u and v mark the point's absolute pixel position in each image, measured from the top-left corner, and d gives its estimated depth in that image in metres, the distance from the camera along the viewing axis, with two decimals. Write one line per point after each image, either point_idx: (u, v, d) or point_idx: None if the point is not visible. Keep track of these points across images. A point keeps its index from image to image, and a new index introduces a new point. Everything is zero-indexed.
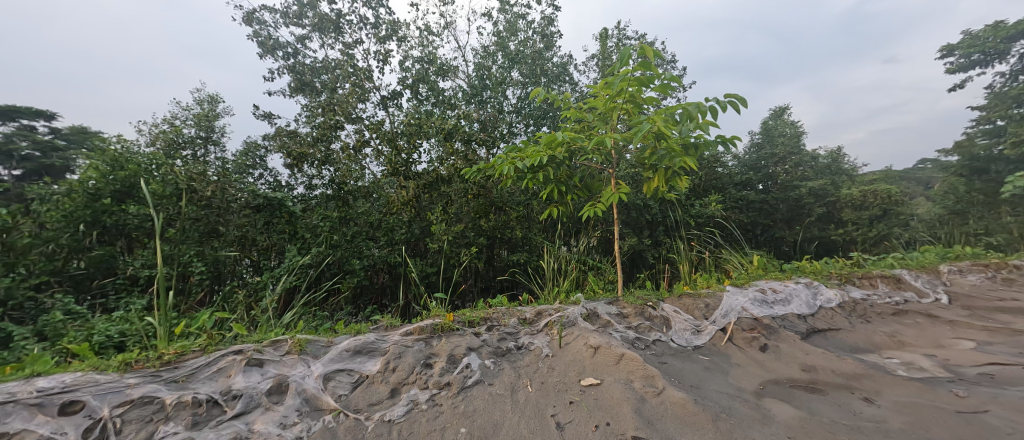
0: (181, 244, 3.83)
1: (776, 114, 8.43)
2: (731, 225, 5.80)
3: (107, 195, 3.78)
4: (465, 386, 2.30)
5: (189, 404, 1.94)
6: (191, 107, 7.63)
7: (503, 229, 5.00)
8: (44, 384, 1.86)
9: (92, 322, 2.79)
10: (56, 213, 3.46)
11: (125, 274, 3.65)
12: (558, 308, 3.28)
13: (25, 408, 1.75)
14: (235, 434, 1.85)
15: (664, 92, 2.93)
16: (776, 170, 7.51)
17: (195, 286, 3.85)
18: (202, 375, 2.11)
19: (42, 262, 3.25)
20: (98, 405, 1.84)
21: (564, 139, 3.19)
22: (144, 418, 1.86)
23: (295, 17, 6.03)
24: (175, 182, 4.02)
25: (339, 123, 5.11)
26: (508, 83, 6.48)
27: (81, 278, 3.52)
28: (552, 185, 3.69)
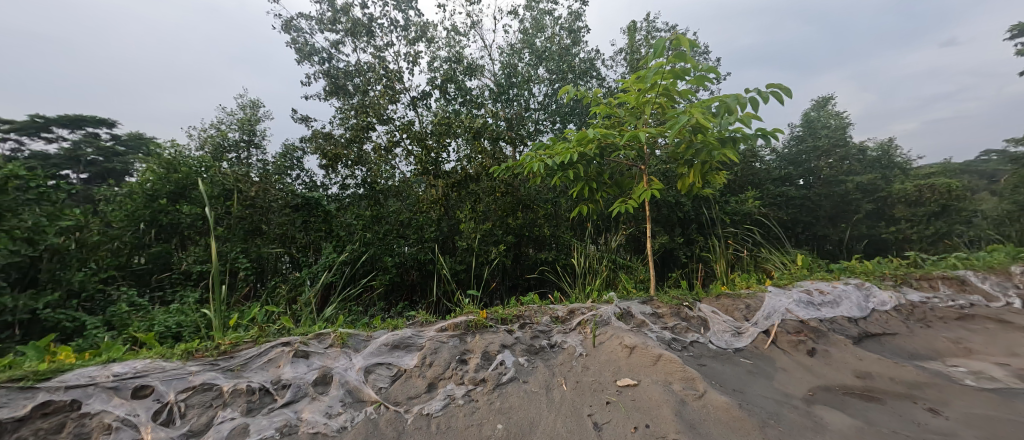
0: (228, 243, 4.10)
1: (819, 104, 8.02)
2: (771, 222, 5.56)
3: (163, 195, 4.06)
4: (500, 383, 2.33)
5: (244, 392, 2.05)
6: (235, 113, 8.04)
7: (531, 227, 5.01)
8: (119, 369, 2.00)
9: (153, 314, 2.99)
10: (122, 213, 3.80)
11: (179, 269, 3.87)
12: (590, 307, 3.25)
13: (103, 391, 1.89)
14: (286, 423, 1.94)
15: (700, 85, 2.84)
16: (820, 163, 7.26)
17: (241, 281, 4.01)
18: (254, 364, 2.24)
19: (109, 258, 3.51)
20: (165, 390, 1.98)
21: (595, 137, 3.17)
22: (205, 403, 1.99)
23: (329, 23, 6.22)
24: (223, 183, 4.33)
25: (371, 124, 5.27)
26: (534, 81, 6.45)
27: (143, 272, 3.82)
28: (582, 182, 3.67)
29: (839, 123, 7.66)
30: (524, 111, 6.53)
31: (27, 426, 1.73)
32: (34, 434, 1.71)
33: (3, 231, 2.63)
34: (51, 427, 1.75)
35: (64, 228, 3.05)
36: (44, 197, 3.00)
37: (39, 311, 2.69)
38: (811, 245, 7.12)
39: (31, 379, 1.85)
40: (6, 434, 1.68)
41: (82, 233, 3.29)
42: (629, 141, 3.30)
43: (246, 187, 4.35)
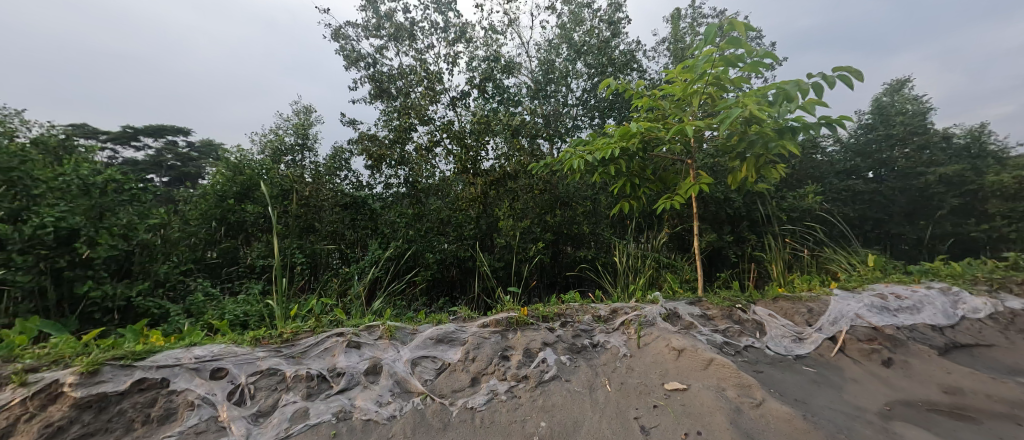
0: (287, 239, 4.39)
1: (892, 89, 7.34)
2: (837, 219, 5.15)
3: (231, 196, 4.45)
4: (543, 380, 2.32)
5: (304, 377, 2.17)
6: (291, 118, 8.55)
7: (570, 224, 4.93)
8: (199, 352, 2.17)
9: (224, 303, 3.24)
10: (197, 212, 4.20)
11: (245, 263, 4.15)
12: (634, 306, 3.15)
13: (186, 371, 2.05)
14: (341, 408, 2.02)
15: (754, 72, 2.67)
16: (895, 154, 6.72)
17: (298, 274, 4.22)
18: (313, 352, 2.36)
19: (188, 252, 3.84)
20: (237, 373, 2.12)
21: (638, 131, 3.06)
22: (271, 387, 2.12)
23: (373, 29, 6.40)
24: (281, 184, 4.66)
25: (413, 125, 5.40)
26: (573, 76, 6.28)
27: (215, 266, 4.09)
28: (625, 178, 3.56)
29: (917, 109, 6.92)
30: (562, 107, 6.37)
31: (127, 399, 1.89)
32: (133, 408, 1.87)
33: (104, 228, 3.02)
34: (146, 401, 1.91)
35: (153, 226, 3.42)
36: (135, 197, 3.45)
37: (132, 299, 3.00)
38: (883, 243, 6.65)
39: (130, 359, 2.00)
40: (111, 406, 1.86)
41: (166, 229, 3.60)
42: (674, 135, 3.16)
43: (301, 187, 4.64)
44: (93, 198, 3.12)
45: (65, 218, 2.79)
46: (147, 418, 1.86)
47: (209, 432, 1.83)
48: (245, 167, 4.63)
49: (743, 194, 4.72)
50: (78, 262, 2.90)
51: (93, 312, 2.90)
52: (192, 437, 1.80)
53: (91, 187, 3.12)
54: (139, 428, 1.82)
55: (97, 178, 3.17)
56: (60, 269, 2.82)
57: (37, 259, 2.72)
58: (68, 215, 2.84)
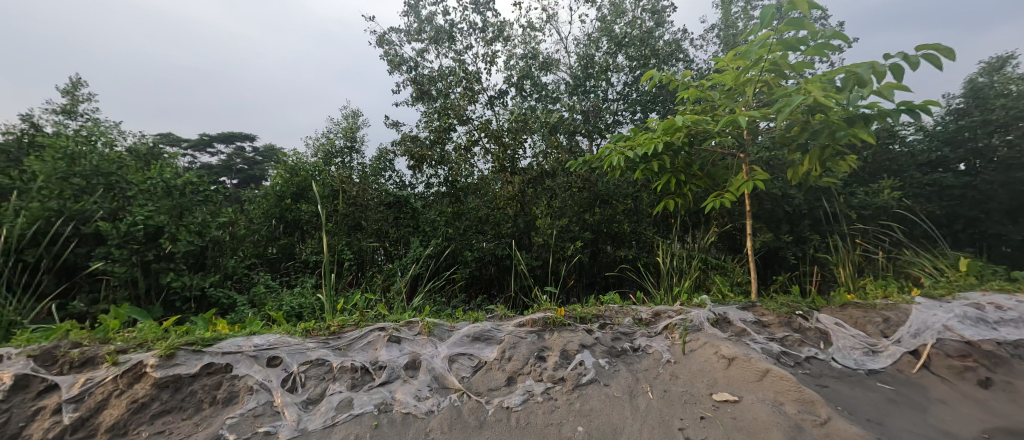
0: (336, 237, 4.51)
1: (990, 69, 5.86)
2: (922, 220, 4.61)
3: (289, 196, 4.74)
4: (581, 383, 2.23)
5: (349, 369, 2.20)
6: (340, 122, 8.92)
7: (610, 223, 4.73)
8: (258, 340, 2.26)
9: (282, 295, 3.45)
10: (260, 210, 4.53)
11: (300, 259, 4.31)
12: (679, 310, 2.97)
13: (246, 357, 2.14)
14: (382, 400, 2.03)
15: (819, 55, 2.42)
16: (994, 141, 5.34)
17: (346, 270, 4.32)
18: (357, 345, 2.39)
19: (252, 248, 4.13)
20: (290, 362, 2.19)
21: (685, 124, 2.88)
22: (319, 376, 2.16)
23: (415, 33, 6.48)
24: (331, 184, 4.87)
25: (453, 125, 5.44)
26: (614, 69, 6.00)
27: (275, 258, 4.35)
28: (669, 175, 3.36)
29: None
30: (603, 102, 6.05)
31: (197, 381, 2.00)
32: (202, 389, 1.98)
33: (182, 225, 3.41)
34: (213, 384, 2.01)
35: (222, 224, 3.74)
36: (209, 198, 3.90)
37: (207, 289, 3.33)
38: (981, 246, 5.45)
39: (201, 344, 2.14)
40: (184, 386, 1.98)
41: (233, 226, 3.94)
42: (725, 127, 2.94)
43: (349, 187, 4.84)
44: (174, 199, 3.52)
45: (153, 217, 3.22)
46: (214, 399, 1.96)
47: (264, 416, 1.90)
48: (299, 170, 4.90)
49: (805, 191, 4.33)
50: (162, 255, 3.31)
51: (174, 299, 3.28)
52: (250, 420, 1.88)
53: (172, 189, 3.56)
54: (207, 408, 1.92)
55: (177, 181, 3.61)
56: (148, 262, 3.24)
57: (130, 253, 3.16)
58: (155, 214, 3.28)
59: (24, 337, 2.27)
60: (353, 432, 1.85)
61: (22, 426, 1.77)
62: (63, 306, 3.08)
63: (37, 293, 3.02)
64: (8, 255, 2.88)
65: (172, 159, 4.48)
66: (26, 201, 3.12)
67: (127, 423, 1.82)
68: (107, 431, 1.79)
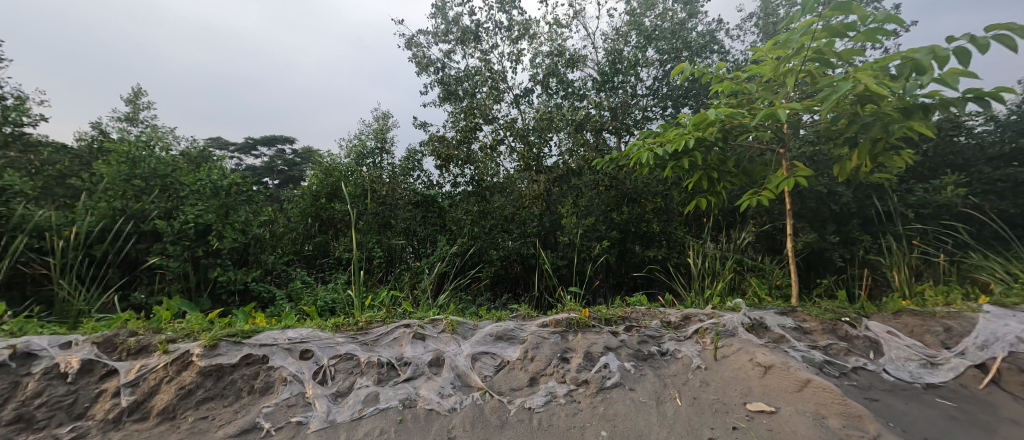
0: (366, 234, 4.57)
1: None
2: (992, 219, 4.18)
3: (323, 195, 4.78)
4: (604, 386, 2.14)
5: (375, 364, 2.21)
6: (372, 124, 9.12)
7: (638, 222, 4.58)
8: (293, 335, 2.35)
9: (318, 291, 3.60)
10: (298, 210, 4.58)
11: (334, 256, 4.42)
12: (711, 313, 2.83)
13: (282, 350, 2.21)
14: (407, 396, 2.02)
15: (871, 41, 2.24)
16: None
17: (376, 267, 4.38)
18: (383, 341, 2.40)
19: (290, 246, 4.34)
20: (321, 355, 2.23)
21: (718, 118, 2.74)
22: (348, 370, 2.18)
23: (442, 35, 6.51)
24: (363, 184, 4.96)
25: (479, 125, 5.48)
26: (643, 63, 5.81)
27: (311, 256, 4.51)
28: (700, 172, 3.21)
29: None
30: (632, 97, 5.87)
31: (237, 371, 2.09)
32: (242, 379, 2.06)
33: (228, 223, 3.76)
34: (251, 374, 2.08)
35: (263, 222, 4.12)
36: (252, 199, 4.23)
37: (250, 283, 3.69)
38: None
39: (241, 336, 2.26)
40: (225, 375, 2.06)
41: (273, 224, 4.27)
42: (762, 121, 2.78)
43: (379, 187, 4.94)
44: (220, 199, 3.86)
45: (202, 216, 3.60)
46: (252, 388, 2.02)
47: (297, 406, 1.95)
48: (333, 170, 4.97)
49: (854, 188, 4.04)
50: (210, 251, 3.69)
51: (220, 292, 3.66)
52: (284, 410, 1.93)
53: (219, 190, 3.86)
54: (245, 396, 1.99)
55: (223, 182, 3.90)
56: (198, 258, 3.63)
57: (183, 250, 3.56)
58: (204, 214, 3.65)
59: (90, 325, 2.50)
60: (378, 426, 1.85)
61: (88, 406, 1.91)
62: (125, 296, 3.59)
63: (105, 283, 3.55)
64: (81, 251, 3.39)
65: (218, 161, 4.68)
66: (94, 201, 3.63)
67: (175, 408, 1.91)
68: (159, 415, 1.88)
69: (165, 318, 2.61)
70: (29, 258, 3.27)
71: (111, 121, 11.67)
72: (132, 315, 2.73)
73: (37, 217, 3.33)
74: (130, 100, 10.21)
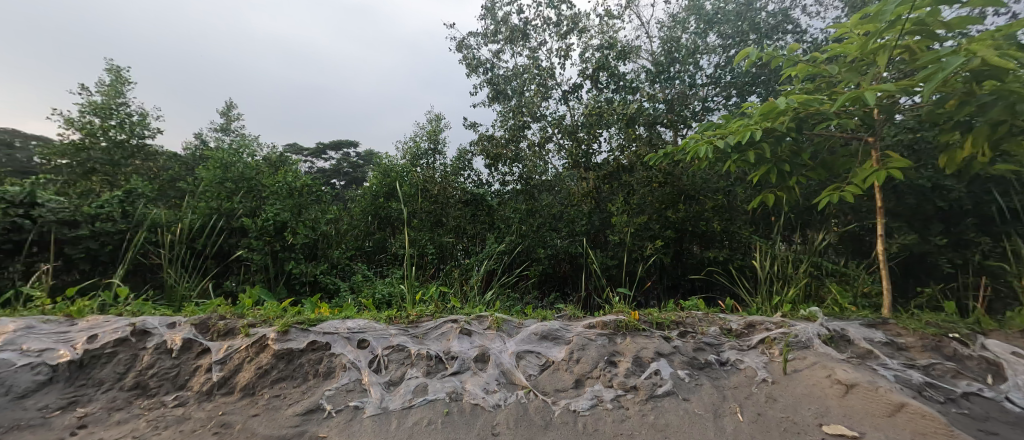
0: (420, 231, 4.68)
1: None
2: None
3: (382, 194, 4.95)
4: (655, 394, 1.98)
5: (424, 356, 2.18)
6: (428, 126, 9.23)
7: (696, 220, 4.22)
8: (352, 325, 2.41)
9: (377, 284, 3.71)
10: (359, 208, 4.79)
11: (391, 252, 4.51)
12: (780, 321, 2.57)
13: (342, 338, 2.27)
14: (453, 389, 1.98)
15: (994, 4, 1.87)
16: None
17: (428, 262, 4.45)
18: (433, 335, 2.40)
19: (353, 241, 4.53)
20: (376, 345, 2.25)
21: (791, 106, 2.45)
22: (400, 361, 2.18)
23: (491, 35, 6.48)
24: (416, 184, 4.98)
25: (527, 123, 5.43)
26: (704, 50, 5.42)
27: (371, 251, 4.63)
28: (768, 166, 2.90)
29: None
30: (690, 88, 5.50)
31: (305, 355, 2.16)
32: (308, 363, 2.13)
33: (301, 221, 4.12)
34: (316, 359, 2.14)
35: (330, 219, 4.43)
36: (320, 198, 4.54)
37: (318, 276, 4.00)
38: None
39: (307, 324, 2.36)
40: (295, 358, 2.14)
41: (339, 222, 4.53)
42: (846, 105, 2.44)
43: (431, 185, 4.85)
44: (294, 198, 4.20)
45: (280, 214, 3.98)
46: (317, 372, 2.09)
47: (355, 392, 1.98)
48: (391, 170, 5.09)
49: (967, 182, 3.43)
50: (287, 246, 4.07)
51: (296, 282, 4.03)
52: (343, 394, 1.96)
53: (293, 190, 4.23)
54: (311, 379, 2.05)
55: (296, 183, 4.26)
56: (277, 252, 4.02)
57: (265, 244, 3.97)
58: (281, 212, 4.03)
59: (189, 309, 2.74)
60: (426, 416, 1.82)
61: (188, 378, 2.08)
62: (219, 283, 4.03)
63: (203, 271, 4.00)
64: (184, 245, 3.81)
65: (294, 164, 4.97)
66: (196, 201, 4.11)
67: (256, 385, 2.02)
68: (242, 390, 2.00)
69: (248, 304, 2.80)
70: (147, 249, 3.80)
71: (208, 133, 13.13)
72: (222, 301, 3.00)
73: (155, 214, 3.88)
74: (223, 112, 11.18)
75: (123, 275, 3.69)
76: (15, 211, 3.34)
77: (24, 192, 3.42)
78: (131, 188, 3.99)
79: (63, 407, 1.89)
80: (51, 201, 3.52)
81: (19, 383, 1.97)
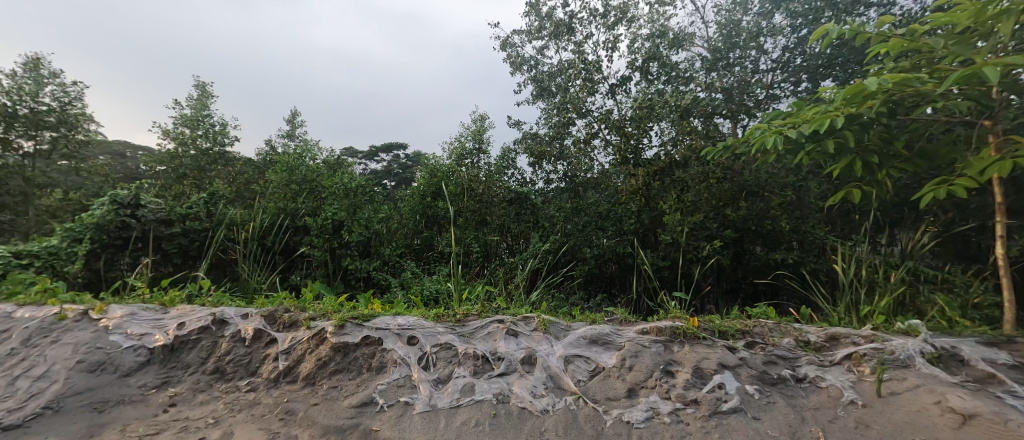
0: (465, 230, 4.63)
1: None
2: None
3: (430, 193, 4.86)
4: (720, 411, 1.79)
5: (471, 355, 2.11)
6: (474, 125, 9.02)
7: (760, 219, 3.85)
8: (404, 321, 2.35)
9: (424, 281, 3.71)
10: (408, 207, 4.79)
11: (437, 249, 4.51)
12: (870, 334, 2.25)
13: (393, 334, 2.23)
14: (501, 390, 1.90)
15: None
16: None
17: (473, 261, 4.38)
18: (479, 334, 2.31)
19: (403, 239, 4.57)
20: (425, 342, 2.20)
21: (884, 87, 2.13)
22: (448, 359, 2.11)
23: (535, 31, 6.34)
24: (461, 183, 4.93)
25: (572, 120, 5.25)
26: (769, 32, 4.96)
27: (420, 249, 4.62)
28: (852, 157, 2.55)
29: None
30: (752, 74, 5.06)
31: (359, 349, 2.15)
32: (363, 357, 2.12)
33: (355, 219, 4.25)
34: (369, 353, 2.13)
35: (382, 219, 4.50)
36: (373, 198, 4.70)
37: (371, 272, 4.07)
38: None
39: (362, 319, 2.34)
40: (351, 351, 2.14)
41: (389, 221, 4.61)
42: (954, 85, 2.08)
43: (476, 185, 4.87)
44: (350, 199, 4.36)
45: (337, 213, 4.13)
46: (370, 366, 2.08)
47: (405, 388, 1.95)
48: (438, 170, 4.98)
49: None
50: (343, 243, 4.20)
51: (351, 278, 4.11)
52: (394, 389, 1.94)
53: (350, 191, 4.42)
54: (365, 373, 2.05)
55: (352, 184, 4.46)
56: (335, 249, 4.16)
57: (324, 241, 4.12)
58: (338, 211, 4.19)
59: (259, 302, 2.84)
60: (474, 417, 1.76)
61: (259, 365, 2.15)
62: (286, 278, 4.22)
63: (272, 265, 4.23)
64: (257, 243, 4.04)
65: (349, 166, 5.11)
66: (267, 202, 4.34)
67: (316, 375, 2.05)
68: (304, 379, 2.05)
69: (309, 298, 2.86)
70: (226, 245, 4.10)
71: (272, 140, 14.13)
72: (287, 294, 3.11)
73: (234, 214, 4.15)
74: (289, 119, 11.84)
75: (207, 268, 4.02)
76: (124, 211, 3.79)
77: (131, 195, 3.86)
78: (215, 190, 4.32)
79: (159, 386, 2.05)
80: (151, 203, 3.94)
81: (123, 363, 2.14)
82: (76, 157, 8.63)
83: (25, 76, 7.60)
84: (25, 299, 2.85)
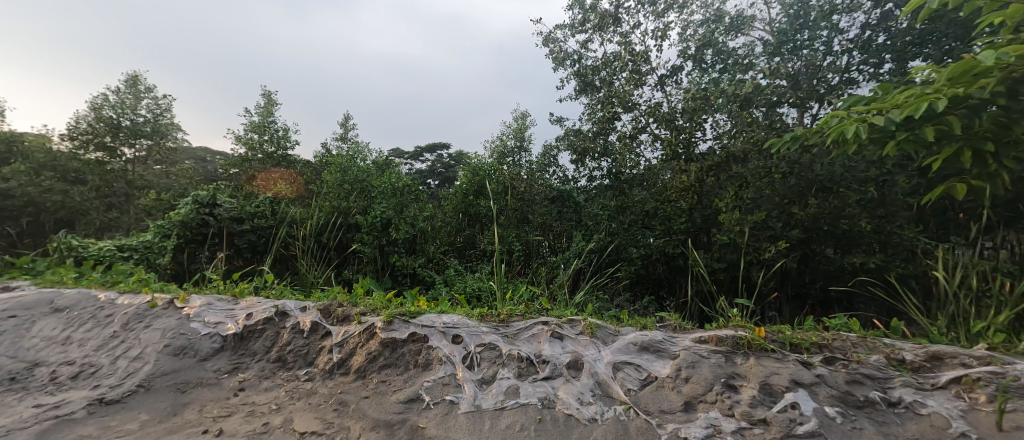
0: (507, 228, 4.52)
1: None
2: None
3: (471, 193, 4.84)
4: (794, 435, 1.57)
5: (516, 357, 2.00)
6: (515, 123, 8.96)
7: (834, 218, 3.45)
8: (448, 320, 2.28)
9: (467, 279, 3.65)
10: (452, 205, 4.80)
11: (479, 248, 4.48)
12: (978, 356, 1.91)
13: (438, 332, 2.17)
14: (546, 395, 1.78)
15: None
16: None
17: (516, 260, 4.25)
18: (524, 335, 2.20)
19: (446, 238, 4.56)
20: (469, 342, 2.12)
21: (1005, 61, 1.78)
22: (492, 359, 2.02)
23: (580, 24, 6.13)
24: (503, 182, 4.84)
25: (618, 114, 4.99)
26: (845, 9, 4.46)
27: (462, 247, 4.60)
28: (964, 146, 2.17)
29: None
30: (824, 57, 4.58)
31: (406, 346, 2.09)
32: (409, 353, 2.06)
33: (402, 217, 4.26)
34: (416, 350, 2.07)
35: (426, 218, 4.51)
36: (418, 197, 4.74)
37: (417, 269, 4.08)
38: None
39: (409, 316, 2.29)
40: (398, 347, 2.09)
41: (433, 219, 4.62)
42: None
43: (517, 183, 4.78)
44: (396, 198, 4.42)
45: (385, 211, 4.17)
46: (417, 362, 2.02)
47: (450, 386, 1.87)
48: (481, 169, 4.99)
49: None
50: (391, 240, 4.22)
51: (398, 274, 4.15)
52: (440, 388, 1.87)
53: (396, 190, 4.46)
54: (412, 369, 2.00)
55: (398, 184, 4.50)
56: (383, 246, 4.19)
57: (373, 238, 4.16)
58: (383, 210, 4.20)
59: (316, 295, 2.88)
60: (519, 421, 1.66)
61: (316, 357, 2.15)
62: (340, 272, 4.34)
63: (328, 260, 4.36)
64: (314, 239, 4.17)
65: (396, 166, 5.17)
66: (322, 200, 4.44)
67: (367, 369, 2.03)
68: (355, 372, 2.03)
69: (361, 293, 2.83)
70: (287, 241, 4.25)
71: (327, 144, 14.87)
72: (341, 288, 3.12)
73: (293, 213, 4.30)
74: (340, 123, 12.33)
75: (271, 263, 4.19)
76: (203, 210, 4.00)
77: (208, 195, 4.06)
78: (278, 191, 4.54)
79: (231, 371, 2.12)
80: (225, 202, 4.12)
81: (202, 349, 2.23)
82: (167, 162, 9.59)
83: (128, 92, 8.65)
84: (126, 286, 3.10)
